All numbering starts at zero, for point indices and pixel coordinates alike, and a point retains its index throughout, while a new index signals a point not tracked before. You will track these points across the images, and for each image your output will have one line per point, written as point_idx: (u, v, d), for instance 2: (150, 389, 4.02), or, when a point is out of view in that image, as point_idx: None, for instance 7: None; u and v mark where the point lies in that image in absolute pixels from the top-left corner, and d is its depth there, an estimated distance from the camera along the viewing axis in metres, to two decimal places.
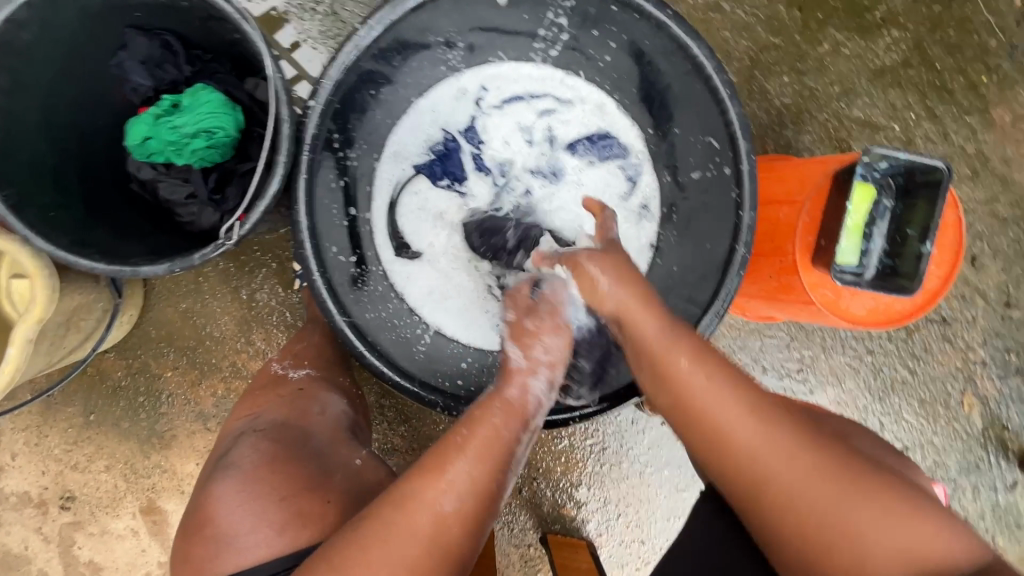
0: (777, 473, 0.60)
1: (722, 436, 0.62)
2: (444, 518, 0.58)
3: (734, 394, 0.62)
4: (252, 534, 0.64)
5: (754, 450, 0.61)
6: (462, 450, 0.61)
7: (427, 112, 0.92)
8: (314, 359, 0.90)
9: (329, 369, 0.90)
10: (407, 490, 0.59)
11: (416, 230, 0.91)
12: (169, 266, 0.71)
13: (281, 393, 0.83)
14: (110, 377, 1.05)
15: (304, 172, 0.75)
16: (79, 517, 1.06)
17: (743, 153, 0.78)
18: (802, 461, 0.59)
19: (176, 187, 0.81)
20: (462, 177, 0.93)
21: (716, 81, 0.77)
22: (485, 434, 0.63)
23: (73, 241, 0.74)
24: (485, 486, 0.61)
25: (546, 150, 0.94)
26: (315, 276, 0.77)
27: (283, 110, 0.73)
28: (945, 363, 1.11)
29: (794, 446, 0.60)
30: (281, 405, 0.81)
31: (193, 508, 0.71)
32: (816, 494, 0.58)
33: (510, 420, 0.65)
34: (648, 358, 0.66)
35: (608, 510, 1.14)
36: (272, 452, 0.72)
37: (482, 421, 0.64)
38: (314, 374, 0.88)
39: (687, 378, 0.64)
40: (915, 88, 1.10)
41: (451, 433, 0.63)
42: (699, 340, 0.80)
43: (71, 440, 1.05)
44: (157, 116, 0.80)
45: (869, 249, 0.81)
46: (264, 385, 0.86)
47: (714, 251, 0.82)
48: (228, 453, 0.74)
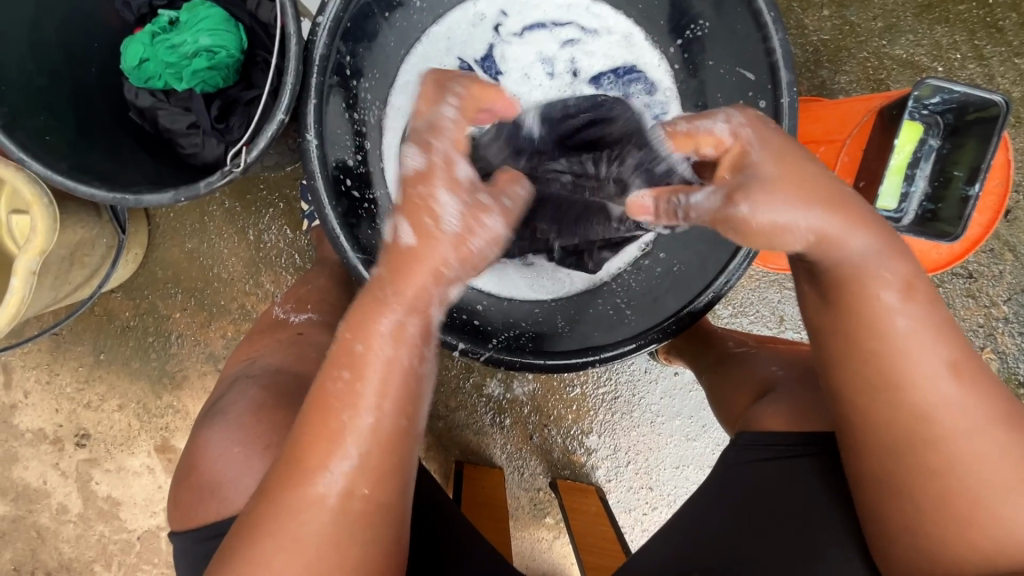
0: (957, 439, 0.50)
1: (897, 384, 0.51)
2: (337, 488, 0.49)
3: (935, 342, 0.50)
4: (232, 482, 0.64)
5: (938, 412, 0.50)
6: (357, 398, 0.50)
7: (442, 39, 0.86)
8: (318, 303, 0.86)
9: (333, 316, 0.86)
10: (297, 453, 0.50)
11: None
12: (173, 195, 0.65)
13: (281, 337, 0.81)
14: (119, 317, 1.03)
15: (314, 97, 0.68)
16: (95, 454, 1.07)
17: (785, 84, 0.70)
18: (986, 433, 0.50)
19: (176, 116, 0.77)
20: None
21: (761, 3, 0.69)
22: (379, 371, 0.50)
23: (72, 166, 0.67)
24: (388, 439, 0.50)
25: (568, 82, 0.88)
26: (326, 208, 0.70)
27: (289, 26, 0.66)
28: (967, 318, 1.09)
29: (981, 415, 0.50)
30: (277, 350, 0.79)
31: (187, 453, 0.71)
32: (993, 464, 0.49)
33: (404, 350, 0.51)
34: (837, 278, 0.52)
35: (618, 457, 1.15)
36: (261, 398, 0.71)
37: (370, 363, 0.50)
38: (317, 318, 0.85)
39: (879, 312, 0.51)
40: (963, 25, 1.02)
41: (332, 377, 0.50)
42: (718, 293, 0.76)
43: (83, 379, 1.05)
44: (153, 34, 0.74)
45: (909, 192, 0.77)
46: (265, 328, 0.84)
47: None
48: (222, 399, 0.74)
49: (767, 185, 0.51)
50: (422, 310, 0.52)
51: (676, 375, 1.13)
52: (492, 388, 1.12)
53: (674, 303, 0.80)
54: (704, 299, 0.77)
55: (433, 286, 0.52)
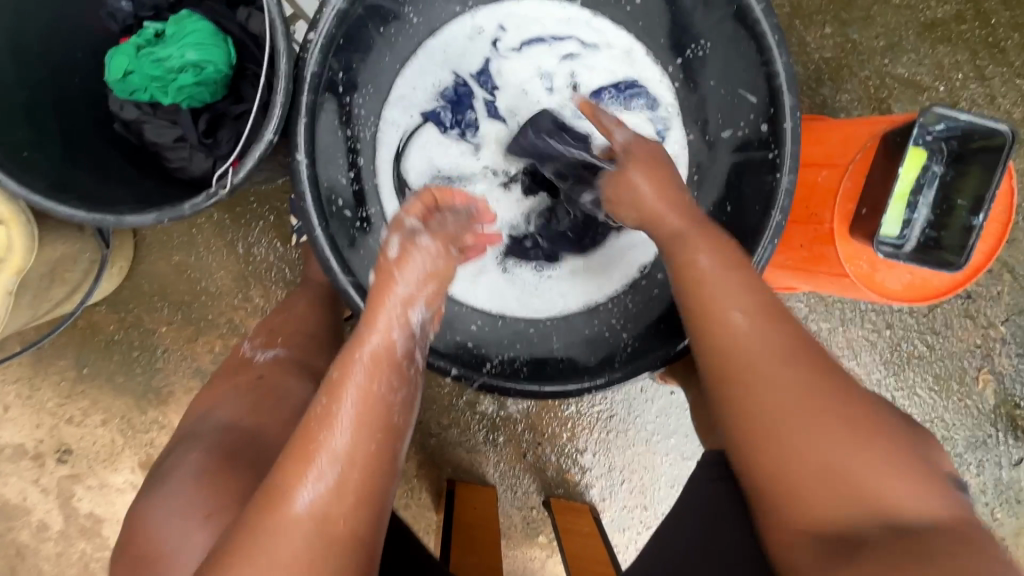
0: (757, 374, 0.54)
1: (746, 380, 0.55)
2: (313, 509, 0.48)
3: (735, 290, 0.59)
4: (177, 553, 0.59)
5: (736, 349, 0.56)
6: (331, 420, 0.51)
7: (435, 52, 0.84)
8: (287, 337, 0.82)
9: (303, 351, 0.81)
10: (272, 481, 0.49)
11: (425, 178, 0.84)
12: (156, 216, 0.62)
13: (241, 380, 0.77)
14: (103, 331, 1.01)
15: (304, 116, 0.65)
16: (77, 470, 1.04)
17: (787, 109, 0.69)
18: (783, 370, 0.54)
19: (161, 129, 0.75)
20: (472, 121, 0.85)
21: (764, 26, 0.67)
22: (355, 398, 0.52)
23: (52, 185, 0.64)
24: (367, 460, 0.51)
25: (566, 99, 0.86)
26: (316, 230, 0.68)
27: (279, 42, 0.62)
28: (964, 339, 1.12)
29: (777, 354, 0.55)
30: (236, 398, 0.74)
31: (126, 532, 0.66)
32: (787, 396, 0.53)
33: (378, 376, 0.53)
34: (666, 244, 0.65)
35: (612, 476, 1.13)
36: (204, 461, 0.66)
37: (347, 390, 0.52)
38: (282, 355, 0.80)
39: (698, 270, 0.61)
40: (965, 45, 1.01)
41: (313, 404, 0.52)
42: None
43: (65, 394, 1.02)
44: (138, 47, 0.72)
45: (912, 219, 0.74)
46: (230, 368, 0.80)
47: (738, 220, 0.76)
48: (165, 461, 0.70)
49: (646, 165, 0.68)
50: (386, 331, 0.55)
51: (672, 394, 1.11)
52: (485, 406, 1.10)
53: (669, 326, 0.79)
54: None
55: (398, 310, 0.56)
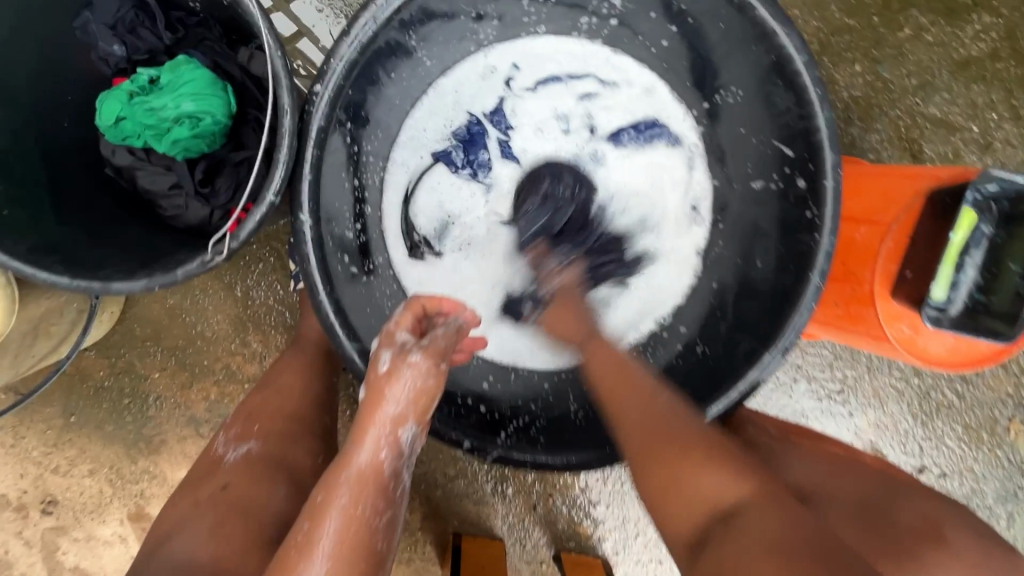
0: (639, 415, 0.63)
1: (623, 412, 0.64)
2: None
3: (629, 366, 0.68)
4: None
5: (628, 396, 0.65)
6: (310, 550, 0.50)
7: (447, 89, 0.79)
8: (264, 424, 0.67)
9: (284, 443, 0.66)
10: None
11: (436, 222, 0.80)
12: (146, 283, 0.57)
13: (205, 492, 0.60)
14: (92, 377, 0.95)
15: (310, 173, 0.60)
16: (63, 522, 0.99)
17: (828, 167, 0.63)
18: (660, 411, 0.62)
19: (155, 176, 0.69)
20: (483, 159, 0.81)
21: (804, 78, 0.61)
22: (338, 524, 0.52)
23: (32, 246, 0.59)
24: None
25: (585, 139, 0.81)
26: (321, 295, 0.62)
27: (280, 96, 0.56)
28: (996, 388, 1.06)
29: (660, 405, 0.63)
30: (199, 519, 0.57)
31: None
32: (659, 432, 0.60)
33: (362, 498, 0.53)
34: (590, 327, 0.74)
35: (626, 529, 1.08)
36: None
37: (331, 513, 0.52)
38: (257, 451, 0.64)
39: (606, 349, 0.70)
40: (1001, 84, 0.96)
41: (295, 529, 0.52)
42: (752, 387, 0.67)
43: (51, 443, 0.97)
44: (132, 93, 0.67)
45: (959, 281, 0.68)
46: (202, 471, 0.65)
47: (772, 279, 0.71)
48: None
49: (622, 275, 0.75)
50: (372, 450, 0.56)
51: None
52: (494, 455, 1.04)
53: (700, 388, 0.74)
54: (733, 396, 0.68)
55: (386, 429, 0.56)
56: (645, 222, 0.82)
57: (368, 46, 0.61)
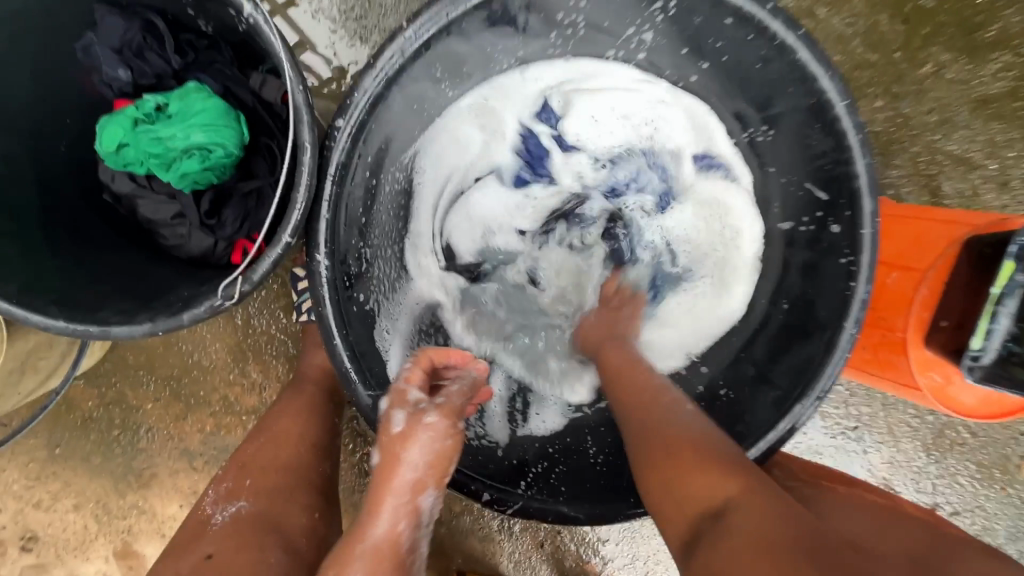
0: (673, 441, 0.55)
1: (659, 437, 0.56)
2: None
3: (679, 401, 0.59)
4: None
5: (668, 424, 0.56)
6: None
7: (481, 105, 0.73)
8: (257, 482, 0.63)
9: (280, 500, 0.62)
10: None
11: (475, 248, 0.76)
12: (149, 328, 0.53)
13: (189, 559, 0.56)
14: (79, 408, 0.90)
15: (328, 212, 0.56)
16: (43, 560, 0.93)
17: (867, 215, 0.61)
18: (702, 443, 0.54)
19: (158, 205, 0.66)
20: (523, 179, 0.76)
21: (846, 124, 0.59)
22: None
23: (26, 285, 0.55)
24: None
25: (637, 166, 0.76)
26: (335, 337, 0.58)
27: (302, 133, 0.52)
28: (1009, 426, 1.05)
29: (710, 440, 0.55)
30: None
31: None
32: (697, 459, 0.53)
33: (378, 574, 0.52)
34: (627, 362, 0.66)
35: (635, 567, 1.04)
36: None
37: None
38: (250, 510, 0.60)
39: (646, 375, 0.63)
40: (1019, 122, 0.96)
41: None
42: (774, 445, 0.65)
43: (33, 476, 0.91)
44: (136, 119, 0.63)
45: (993, 330, 0.63)
46: (184, 538, 0.59)
47: (808, 326, 0.68)
48: None
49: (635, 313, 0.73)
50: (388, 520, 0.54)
51: None
52: None
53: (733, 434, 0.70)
54: (760, 446, 0.65)
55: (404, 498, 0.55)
56: (688, 270, 0.77)
57: (394, 79, 0.57)
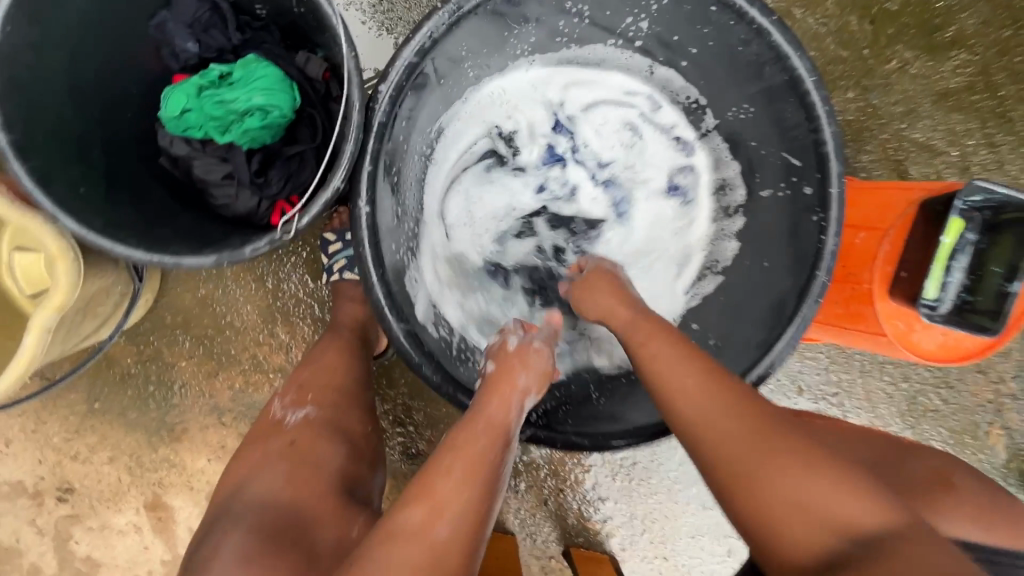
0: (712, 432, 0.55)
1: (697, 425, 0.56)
2: (440, 543, 0.52)
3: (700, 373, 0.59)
4: None
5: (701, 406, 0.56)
6: (446, 475, 0.55)
7: (493, 95, 0.86)
8: (318, 395, 0.77)
9: (336, 411, 0.76)
10: (398, 520, 0.53)
11: (481, 217, 0.87)
12: (216, 259, 0.61)
13: (273, 447, 0.71)
14: (119, 364, 0.97)
15: (370, 164, 0.65)
16: (77, 510, 0.99)
17: (834, 175, 0.70)
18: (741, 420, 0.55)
19: (211, 166, 0.74)
20: (528, 161, 0.89)
21: (815, 97, 0.69)
22: (467, 460, 0.57)
23: (108, 222, 0.63)
24: (475, 512, 0.54)
25: (618, 151, 0.90)
26: (372, 274, 0.67)
27: (353, 93, 0.64)
28: (976, 394, 1.14)
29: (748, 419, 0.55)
30: (274, 468, 0.69)
31: None
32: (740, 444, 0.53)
33: (494, 445, 0.59)
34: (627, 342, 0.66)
35: (633, 525, 1.11)
36: (254, 546, 0.61)
37: (469, 449, 0.57)
38: (315, 415, 0.75)
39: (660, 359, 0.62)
40: (976, 114, 1.07)
41: (430, 461, 0.57)
42: (757, 381, 0.74)
43: (72, 429, 0.98)
44: (200, 87, 0.72)
45: (947, 283, 0.75)
46: (261, 434, 0.74)
47: (787, 278, 0.76)
48: (213, 540, 0.64)
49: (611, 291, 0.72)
50: (507, 408, 0.63)
51: None
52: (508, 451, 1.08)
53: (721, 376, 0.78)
54: (744, 381, 0.74)
55: (517, 394, 0.64)
56: (661, 241, 0.90)
57: (427, 52, 0.67)
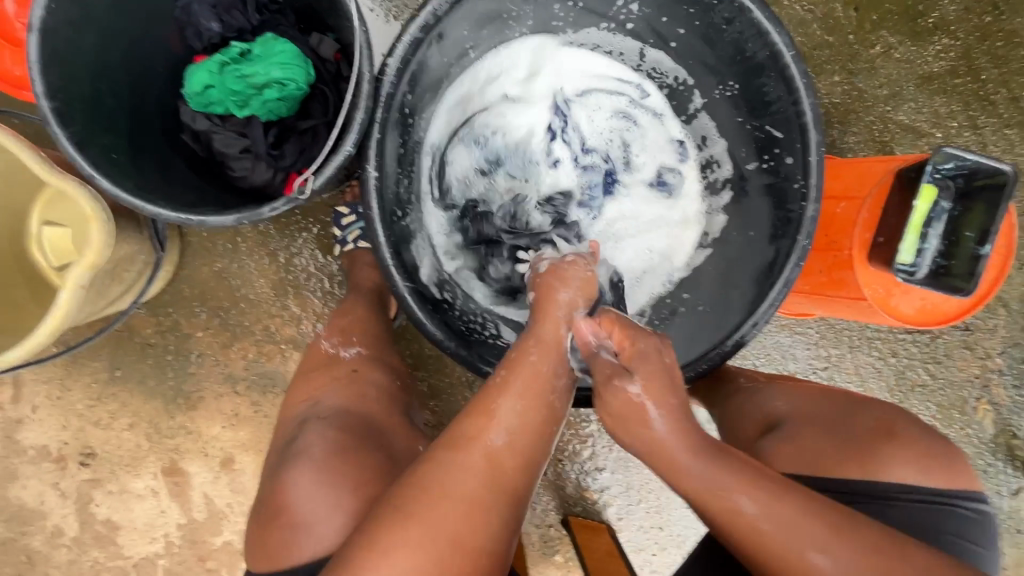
0: (735, 523, 0.57)
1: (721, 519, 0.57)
2: (497, 451, 0.59)
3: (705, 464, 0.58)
4: (328, 519, 0.66)
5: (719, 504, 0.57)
6: (503, 392, 0.61)
7: (488, 74, 0.88)
8: (363, 336, 0.92)
9: (378, 348, 0.92)
10: (460, 428, 0.60)
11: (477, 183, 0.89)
12: (236, 217, 0.67)
13: (336, 374, 0.86)
14: (140, 334, 1.03)
15: (379, 131, 0.71)
16: (98, 475, 1.04)
17: (813, 144, 0.75)
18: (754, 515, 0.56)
19: (229, 140, 0.79)
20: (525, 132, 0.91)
21: (793, 70, 0.74)
22: (526, 376, 0.62)
23: (137, 185, 0.69)
24: (534, 425, 0.61)
25: (611, 126, 0.93)
26: (380, 235, 0.72)
27: (364, 66, 0.69)
28: (964, 369, 1.17)
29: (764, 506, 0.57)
30: (339, 388, 0.83)
31: (265, 498, 0.73)
32: (772, 536, 0.56)
33: (548, 359, 0.64)
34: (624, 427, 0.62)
35: (629, 495, 1.15)
36: (335, 441, 0.74)
37: (522, 367, 0.63)
38: (365, 353, 0.90)
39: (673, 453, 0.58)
40: (959, 97, 1.11)
41: (493, 376, 0.63)
42: (740, 341, 0.78)
43: (95, 396, 1.03)
44: (222, 63, 0.78)
45: (924, 249, 0.79)
46: (317, 365, 0.88)
47: (771, 244, 0.81)
48: (296, 441, 0.76)
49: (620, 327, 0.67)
50: (554, 323, 0.66)
51: None
52: None
53: (709, 337, 0.83)
54: (730, 342, 0.78)
55: (562, 309, 0.67)
56: (652, 209, 0.92)
57: (431, 30, 0.72)
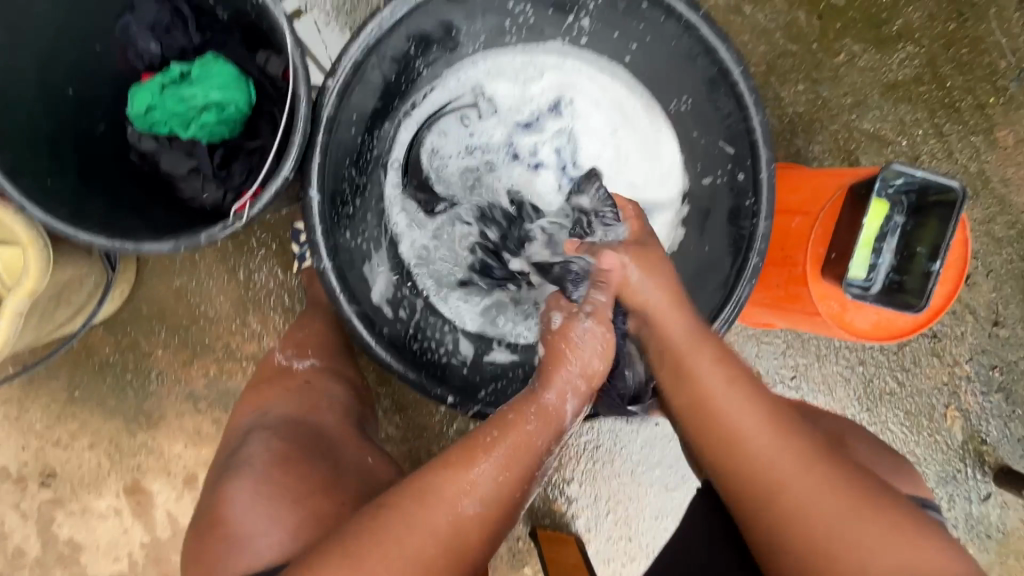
0: (743, 439, 0.61)
1: (729, 440, 0.62)
2: (464, 519, 0.58)
3: (733, 386, 0.64)
4: (265, 535, 0.63)
5: (730, 420, 0.62)
6: (488, 453, 0.62)
7: (463, 80, 0.89)
8: (317, 348, 0.91)
9: (334, 360, 0.91)
10: (425, 481, 0.60)
11: (442, 187, 0.89)
12: (173, 244, 0.66)
13: (288, 385, 0.85)
14: (98, 353, 1.02)
15: (321, 155, 0.69)
16: (59, 495, 1.03)
17: (763, 161, 0.74)
18: (761, 437, 0.61)
19: (177, 161, 0.78)
20: (497, 139, 0.91)
21: (742, 87, 0.73)
22: (514, 439, 0.63)
23: (72, 212, 0.68)
24: (505, 493, 0.61)
25: (584, 133, 0.91)
26: (324, 260, 0.71)
27: (299, 87, 0.67)
28: (932, 376, 1.17)
29: (770, 424, 0.62)
30: (289, 399, 0.82)
31: (204, 508, 0.71)
32: (773, 457, 0.60)
33: (545, 431, 0.66)
34: (675, 357, 0.67)
35: (598, 507, 1.15)
36: (281, 452, 0.73)
37: (513, 432, 0.64)
38: (319, 365, 0.89)
39: (706, 378, 0.65)
40: (924, 105, 1.10)
41: (481, 431, 0.64)
42: None
43: (54, 416, 1.02)
44: (162, 85, 0.76)
45: (877, 263, 0.81)
46: (268, 376, 0.87)
47: (725, 259, 0.80)
48: (239, 450, 0.75)
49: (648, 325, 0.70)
50: (558, 395, 0.67)
51: (656, 426, 1.15)
52: None
53: None
54: None
55: (566, 375, 0.68)
56: None
57: (375, 50, 0.71)
